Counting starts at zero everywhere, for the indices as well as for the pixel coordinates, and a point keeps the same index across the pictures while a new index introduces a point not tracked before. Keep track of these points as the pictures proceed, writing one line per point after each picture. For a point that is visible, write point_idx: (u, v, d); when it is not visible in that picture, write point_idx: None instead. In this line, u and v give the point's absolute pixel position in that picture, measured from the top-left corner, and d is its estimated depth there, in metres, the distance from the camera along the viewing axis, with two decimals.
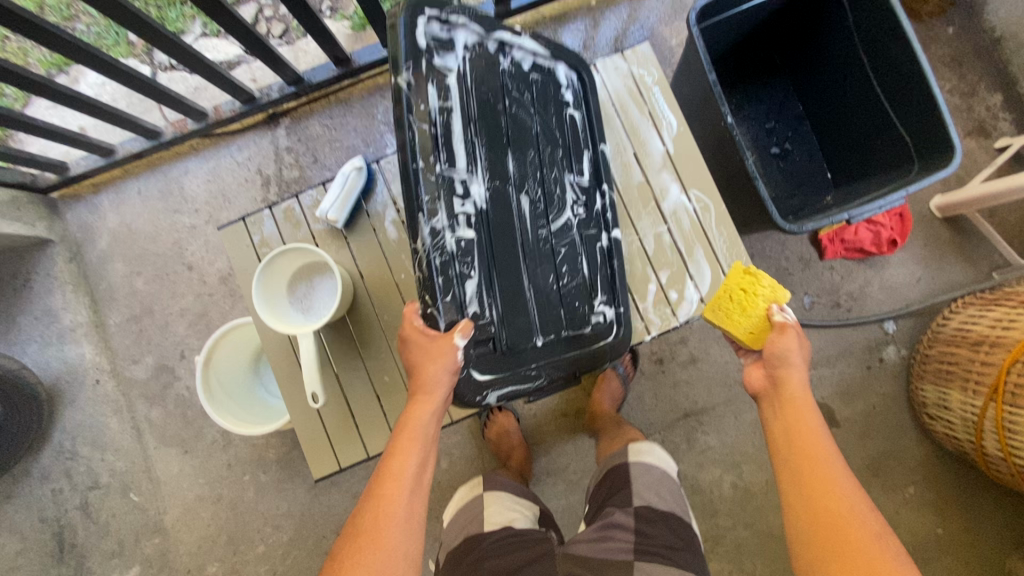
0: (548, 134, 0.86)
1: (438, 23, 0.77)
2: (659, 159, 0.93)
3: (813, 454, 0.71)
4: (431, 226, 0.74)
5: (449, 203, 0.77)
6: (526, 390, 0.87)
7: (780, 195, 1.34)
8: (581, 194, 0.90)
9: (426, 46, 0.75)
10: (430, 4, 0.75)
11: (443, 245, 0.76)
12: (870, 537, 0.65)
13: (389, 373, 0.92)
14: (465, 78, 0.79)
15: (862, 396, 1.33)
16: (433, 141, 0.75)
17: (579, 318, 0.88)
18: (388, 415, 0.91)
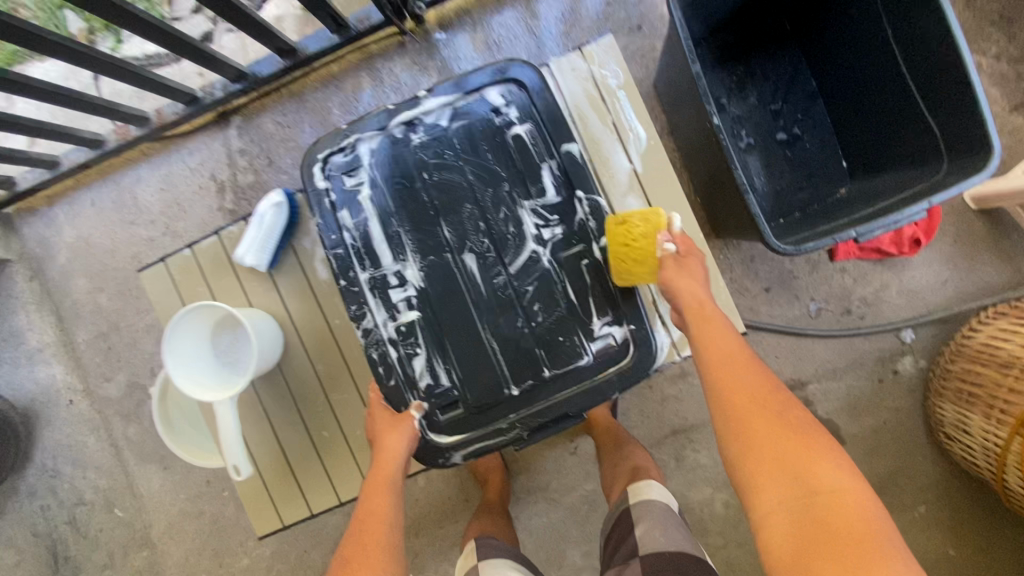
0: (489, 182, 0.78)
1: (328, 162, 0.81)
2: (626, 181, 0.78)
3: (734, 362, 0.70)
4: (363, 328, 0.80)
5: (385, 297, 0.81)
6: (501, 441, 0.80)
7: (785, 188, 1.17)
8: (548, 215, 0.77)
9: (327, 182, 0.81)
10: (322, 147, 0.81)
11: (381, 339, 0.80)
12: (789, 432, 0.65)
13: (329, 428, 0.85)
14: (376, 180, 0.81)
15: (871, 412, 1.21)
16: (353, 254, 0.80)
17: (565, 352, 0.77)
18: (330, 472, 0.85)
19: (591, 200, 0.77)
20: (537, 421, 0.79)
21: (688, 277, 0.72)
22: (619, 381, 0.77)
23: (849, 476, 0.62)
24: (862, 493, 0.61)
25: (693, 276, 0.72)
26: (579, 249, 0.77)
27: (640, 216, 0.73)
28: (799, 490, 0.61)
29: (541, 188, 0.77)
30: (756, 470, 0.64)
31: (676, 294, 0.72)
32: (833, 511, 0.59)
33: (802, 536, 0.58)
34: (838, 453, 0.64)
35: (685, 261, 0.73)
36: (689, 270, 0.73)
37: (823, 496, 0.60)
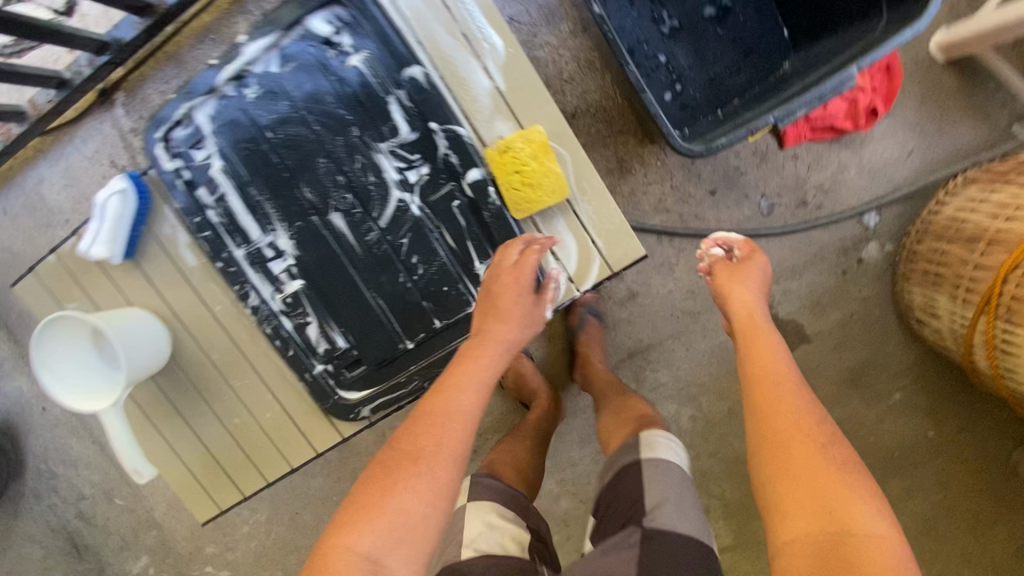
0: (340, 129, 0.68)
1: (171, 140, 0.71)
2: (489, 100, 0.67)
3: (784, 386, 0.68)
4: (251, 308, 0.74)
5: (264, 273, 0.74)
6: (406, 396, 0.75)
7: (721, 72, 1.02)
8: (409, 155, 0.68)
9: (177, 162, 0.72)
10: (154, 126, 0.71)
11: (272, 317, 0.75)
12: (830, 463, 0.60)
13: (239, 414, 0.82)
14: (222, 146, 0.71)
15: (837, 305, 1.13)
16: (219, 233, 0.73)
17: (453, 302, 0.71)
18: (251, 455, 0.83)
19: (449, 130, 0.67)
20: (434, 372, 0.74)
21: (739, 284, 0.81)
22: None
23: (886, 530, 0.56)
24: (899, 555, 0.55)
25: (749, 290, 0.80)
26: (448, 188, 0.68)
27: (520, 134, 0.66)
28: (830, 526, 0.56)
29: (395, 126, 0.67)
30: (786, 492, 0.60)
31: (730, 299, 0.80)
32: (866, 554, 0.54)
33: (822, 568, 0.53)
34: (882, 507, 0.58)
35: (744, 274, 0.82)
36: (746, 285, 0.81)
37: (856, 538, 0.55)
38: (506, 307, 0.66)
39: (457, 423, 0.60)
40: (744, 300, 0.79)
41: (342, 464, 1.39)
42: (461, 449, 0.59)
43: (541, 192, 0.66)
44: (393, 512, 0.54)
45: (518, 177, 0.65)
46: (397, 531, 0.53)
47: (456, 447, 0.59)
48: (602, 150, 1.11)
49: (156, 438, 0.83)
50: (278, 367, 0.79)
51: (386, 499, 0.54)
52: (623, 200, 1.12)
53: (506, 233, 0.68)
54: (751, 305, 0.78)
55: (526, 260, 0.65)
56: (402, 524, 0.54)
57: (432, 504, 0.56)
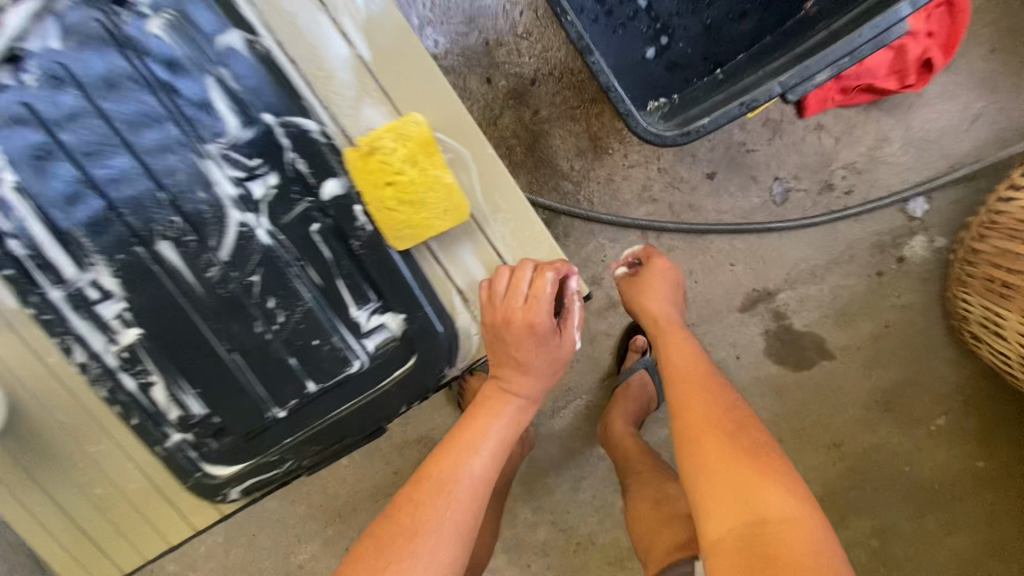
0: (154, 125, 0.48)
1: None
2: (350, 76, 0.46)
3: (699, 381, 0.62)
4: (77, 366, 0.56)
5: (88, 321, 0.55)
6: (283, 475, 0.58)
7: (719, 18, 0.76)
8: (247, 159, 0.47)
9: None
10: None
11: (108, 376, 0.57)
12: (741, 449, 0.55)
13: (102, 484, 0.66)
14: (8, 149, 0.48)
15: (869, 315, 0.90)
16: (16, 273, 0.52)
17: (327, 359, 0.53)
18: (126, 530, 0.67)
19: (291, 124, 0.45)
20: (313, 449, 0.56)
21: (649, 291, 0.72)
22: (402, 394, 0.52)
23: (801, 509, 0.51)
24: (819, 534, 0.50)
25: (660, 289, 0.72)
26: (304, 207, 0.48)
27: (393, 125, 0.44)
28: (746, 513, 0.51)
29: (220, 119, 0.46)
30: (705, 489, 0.54)
31: (639, 310, 0.72)
32: (783, 541, 0.48)
33: (745, 566, 0.47)
34: (796, 483, 0.53)
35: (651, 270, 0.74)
36: (657, 286, 0.72)
37: (772, 525, 0.49)
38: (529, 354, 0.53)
39: (464, 493, 0.52)
40: (658, 302, 0.71)
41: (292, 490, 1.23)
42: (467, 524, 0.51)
43: (427, 213, 0.45)
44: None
45: (393, 192, 0.44)
46: None
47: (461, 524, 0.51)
48: (572, 126, 0.87)
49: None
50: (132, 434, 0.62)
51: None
52: (599, 188, 0.89)
53: (386, 272, 0.48)
54: (666, 305, 0.71)
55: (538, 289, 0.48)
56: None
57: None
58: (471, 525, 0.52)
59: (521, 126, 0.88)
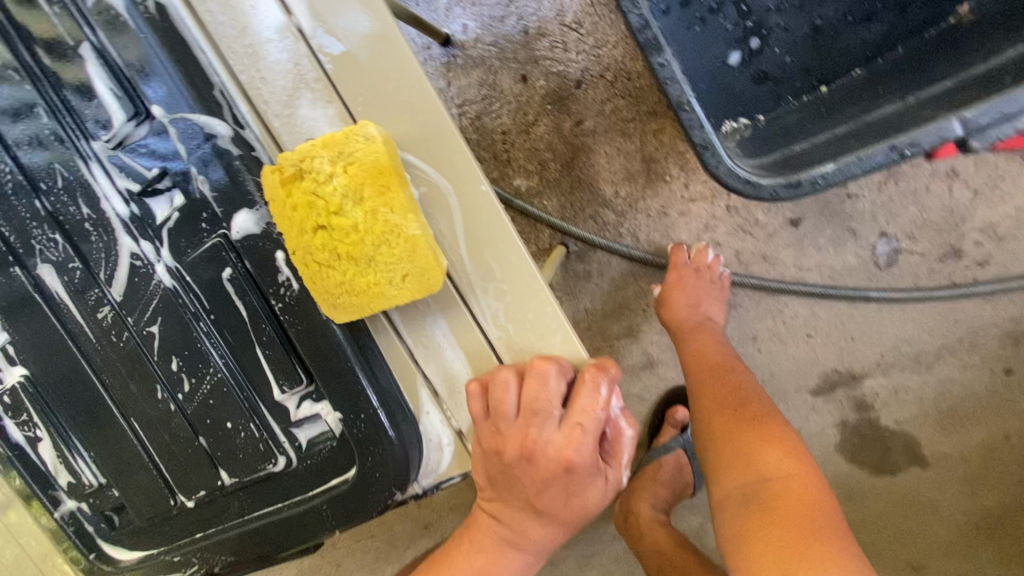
0: (20, 103, 0.33)
1: None
2: (285, 56, 0.31)
3: (722, 370, 0.58)
4: None
5: None
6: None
7: (833, 19, 0.57)
8: (143, 166, 0.33)
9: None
10: None
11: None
12: (744, 419, 0.52)
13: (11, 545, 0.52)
14: None
15: (987, 419, 0.70)
16: None
17: (242, 447, 0.38)
18: None
19: (194, 123, 0.31)
20: (224, 557, 0.41)
21: (677, 284, 0.65)
22: (337, 514, 0.37)
23: (800, 466, 0.48)
24: (821, 490, 0.47)
25: (693, 300, 0.64)
26: (213, 243, 0.33)
27: (336, 134, 0.29)
28: (750, 473, 0.49)
29: (99, 105, 0.32)
30: (711, 454, 0.52)
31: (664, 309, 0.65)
32: (785, 495, 0.46)
33: (746, 522, 0.46)
34: (798, 443, 0.51)
35: (679, 279, 0.65)
36: (688, 294, 0.64)
37: (773, 481, 0.47)
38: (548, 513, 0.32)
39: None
40: (689, 309, 0.64)
41: None
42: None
43: (370, 276, 0.29)
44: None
45: (330, 243, 0.29)
46: None
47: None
48: (622, 142, 0.70)
49: None
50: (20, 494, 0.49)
51: None
52: (648, 222, 0.71)
53: (320, 350, 0.32)
54: (702, 309, 0.64)
55: (583, 408, 0.30)
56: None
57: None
58: None
59: (559, 137, 0.71)
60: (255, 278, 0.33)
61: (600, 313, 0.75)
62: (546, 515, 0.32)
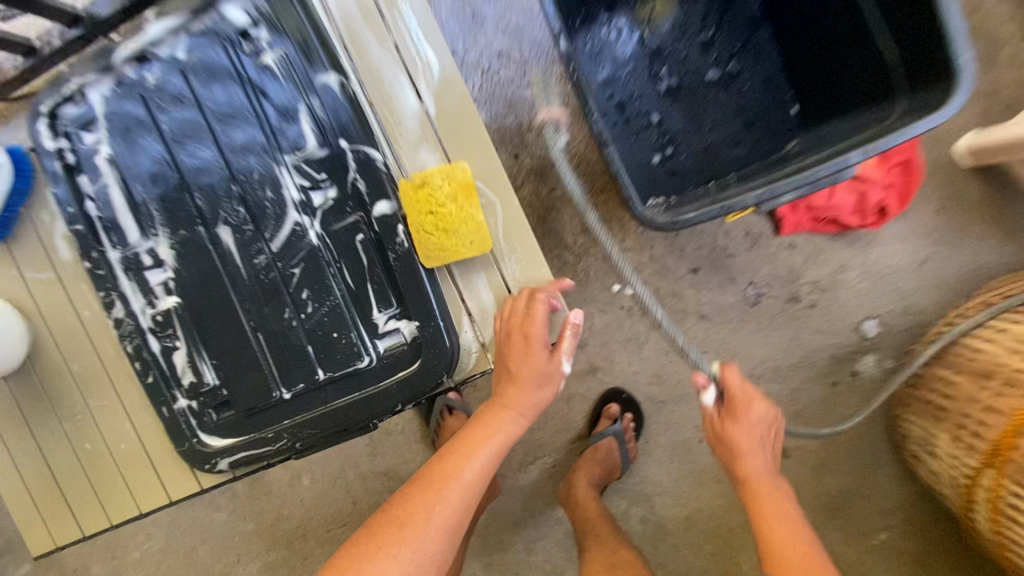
0: (243, 135, 0.59)
1: (59, 118, 0.62)
2: (415, 125, 0.58)
3: (803, 554, 0.64)
4: (114, 317, 0.64)
5: (137, 281, 0.63)
6: (272, 453, 0.63)
7: (717, 141, 0.91)
8: (315, 172, 0.58)
9: (63, 144, 0.62)
10: (41, 96, 0.61)
11: (136, 331, 0.64)
12: None
13: (127, 441, 0.69)
14: (120, 139, 0.61)
15: (822, 420, 0.98)
16: (92, 232, 0.63)
17: (341, 350, 0.60)
18: (137, 502, 0.70)
19: (360, 151, 0.56)
20: (309, 432, 0.61)
21: (749, 436, 0.72)
22: (403, 391, 0.59)
23: None
24: None
25: (753, 444, 0.72)
26: (353, 219, 0.57)
27: (443, 168, 0.55)
28: None
29: (301, 137, 0.57)
30: None
31: (738, 456, 0.72)
32: None
33: None
34: None
35: (746, 413, 0.73)
36: (748, 433, 0.72)
37: None
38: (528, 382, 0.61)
39: (457, 502, 0.60)
40: (755, 454, 0.72)
41: (250, 503, 1.22)
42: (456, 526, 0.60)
43: (448, 242, 0.55)
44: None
45: (434, 221, 0.54)
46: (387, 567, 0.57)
47: (446, 522, 0.59)
48: (580, 207, 1.00)
49: (14, 451, 0.72)
50: (142, 395, 0.67)
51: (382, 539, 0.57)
52: (596, 262, 1.00)
53: (412, 284, 0.56)
54: (766, 461, 0.72)
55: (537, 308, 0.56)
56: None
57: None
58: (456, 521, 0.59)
59: (537, 198, 1.00)
60: (378, 240, 0.57)
61: None
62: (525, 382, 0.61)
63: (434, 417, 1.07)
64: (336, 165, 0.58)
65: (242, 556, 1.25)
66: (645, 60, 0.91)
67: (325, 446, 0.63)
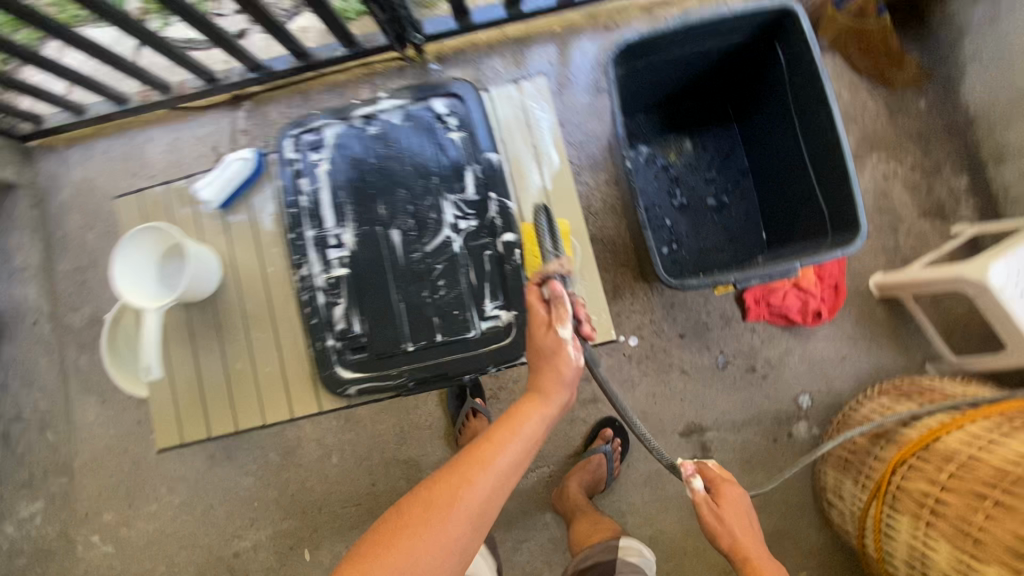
0: (425, 177, 0.92)
1: (299, 140, 0.94)
2: (535, 193, 0.92)
3: None
4: (299, 275, 0.92)
5: (321, 254, 0.92)
6: (390, 386, 0.90)
7: (709, 247, 1.29)
8: (468, 208, 0.91)
9: (297, 155, 0.94)
10: (294, 125, 0.94)
11: (313, 287, 0.91)
12: None
13: (270, 365, 0.93)
14: (337, 160, 0.93)
15: (764, 468, 1.26)
16: (299, 216, 0.93)
17: (458, 323, 0.89)
18: (264, 413, 0.93)
19: (501, 201, 0.90)
20: (422, 375, 0.89)
21: (735, 512, 0.92)
22: (496, 356, 0.89)
23: None
24: None
25: (739, 517, 0.91)
26: (486, 241, 0.90)
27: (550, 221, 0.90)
28: None
29: (464, 185, 0.91)
30: None
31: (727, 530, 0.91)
32: None
33: None
34: None
35: (727, 492, 0.94)
36: (734, 510, 0.92)
37: None
38: (545, 370, 0.81)
39: (488, 476, 0.76)
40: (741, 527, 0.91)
41: (278, 471, 1.40)
42: (484, 497, 0.75)
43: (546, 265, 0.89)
44: (415, 545, 0.70)
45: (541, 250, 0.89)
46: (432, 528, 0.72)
47: (480, 495, 0.75)
48: (604, 273, 1.33)
49: (173, 361, 0.95)
50: (295, 334, 0.93)
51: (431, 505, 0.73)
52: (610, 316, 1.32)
53: (517, 288, 0.89)
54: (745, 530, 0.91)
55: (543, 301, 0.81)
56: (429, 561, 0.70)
57: (457, 538, 0.72)
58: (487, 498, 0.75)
59: None
60: (501, 257, 0.90)
61: None
62: (543, 364, 0.81)
63: (460, 418, 1.31)
64: (482, 206, 0.91)
65: (256, 521, 1.40)
66: (668, 182, 1.30)
67: (425, 387, 0.91)
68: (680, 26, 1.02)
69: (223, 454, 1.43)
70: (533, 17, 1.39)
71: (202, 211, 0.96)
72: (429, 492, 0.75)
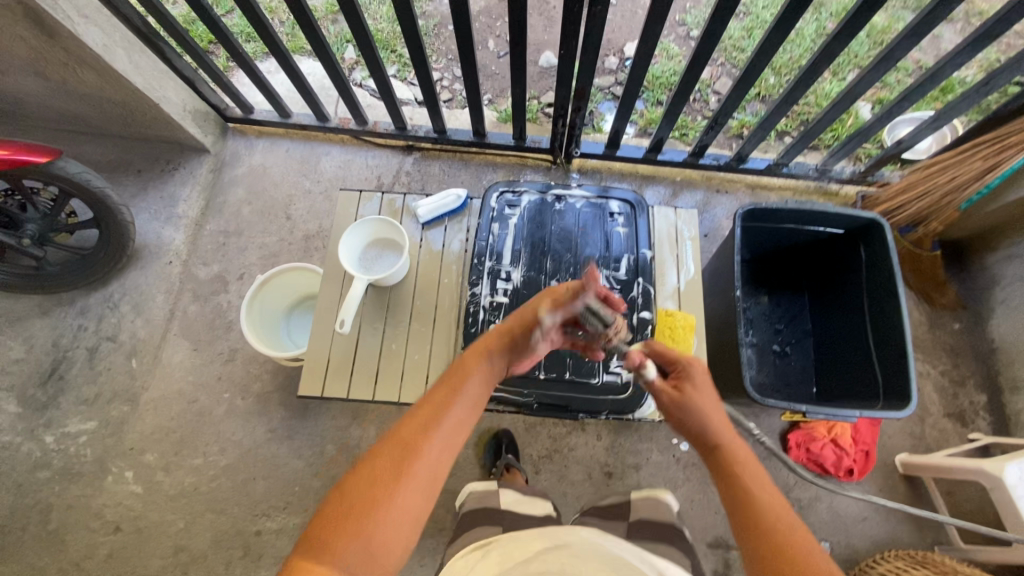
0: (590, 250, 1.17)
1: (502, 195, 1.20)
2: (670, 291, 1.17)
3: (764, 507, 0.72)
4: (470, 292, 1.13)
5: (492, 281, 1.13)
6: (516, 400, 1.06)
7: (767, 384, 1.50)
8: (617, 284, 1.14)
9: (496, 205, 1.19)
10: (502, 185, 1.20)
11: (478, 304, 1.11)
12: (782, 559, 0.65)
13: (420, 354, 1.11)
14: (525, 218, 1.19)
15: None
16: (484, 247, 1.15)
17: (587, 368, 1.08)
18: (402, 391, 1.09)
19: (645, 288, 1.13)
20: (546, 400, 1.07)
21: (706, 398, 0.84)
22: (612, 404, 1.07)
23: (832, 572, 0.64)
24: None
25: (708, 402, 0.84)
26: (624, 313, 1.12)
27: (682, 314, 1.13)
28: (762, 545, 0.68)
29: (619, 266, 1.15)
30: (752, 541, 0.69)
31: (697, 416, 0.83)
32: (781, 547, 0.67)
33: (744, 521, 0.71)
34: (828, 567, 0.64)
35: (694, 377, 0.86)
36: (701, 393, 0.85)
37: (787, 552, 0.66)
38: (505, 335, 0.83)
39: (440, 435, 0.68)
40: (713, 409, 0.83)
41: (330, 464, 1.48)
42: (436, 463, 0.67)
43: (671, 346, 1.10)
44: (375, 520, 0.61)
45: (665, 333, 1.11)
46: (382, 497, 0.62)
47: (433, 459, 0.67)
48: None
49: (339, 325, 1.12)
50: (448, 337, 1.12)
51: (383, 474, 0.64)
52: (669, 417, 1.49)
53: None
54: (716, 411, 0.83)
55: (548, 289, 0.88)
56: (384, 528, 0.61)
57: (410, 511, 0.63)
58: (443, 462, 0.67)
59: None
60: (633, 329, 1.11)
61: (627, 446, 1.48)
62: (507, 330, 0.84)
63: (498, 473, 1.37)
64: (627, 286, 1.15)
65: (289, 505, 1.45)
66: (744, 321, 1.55)
67: (543, 411, 1.08)
68: (795, 209, 1.33)
69: (285, 432, 1.52)
70: (664, 165, 1.74)
71: (407, 220, 1.20)
72: (375, 459, 0.65)
